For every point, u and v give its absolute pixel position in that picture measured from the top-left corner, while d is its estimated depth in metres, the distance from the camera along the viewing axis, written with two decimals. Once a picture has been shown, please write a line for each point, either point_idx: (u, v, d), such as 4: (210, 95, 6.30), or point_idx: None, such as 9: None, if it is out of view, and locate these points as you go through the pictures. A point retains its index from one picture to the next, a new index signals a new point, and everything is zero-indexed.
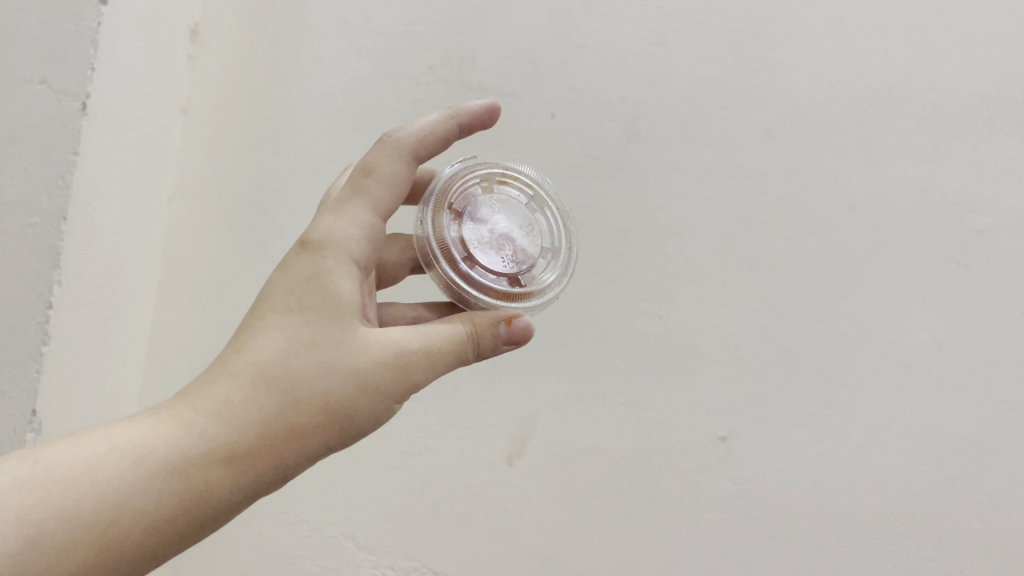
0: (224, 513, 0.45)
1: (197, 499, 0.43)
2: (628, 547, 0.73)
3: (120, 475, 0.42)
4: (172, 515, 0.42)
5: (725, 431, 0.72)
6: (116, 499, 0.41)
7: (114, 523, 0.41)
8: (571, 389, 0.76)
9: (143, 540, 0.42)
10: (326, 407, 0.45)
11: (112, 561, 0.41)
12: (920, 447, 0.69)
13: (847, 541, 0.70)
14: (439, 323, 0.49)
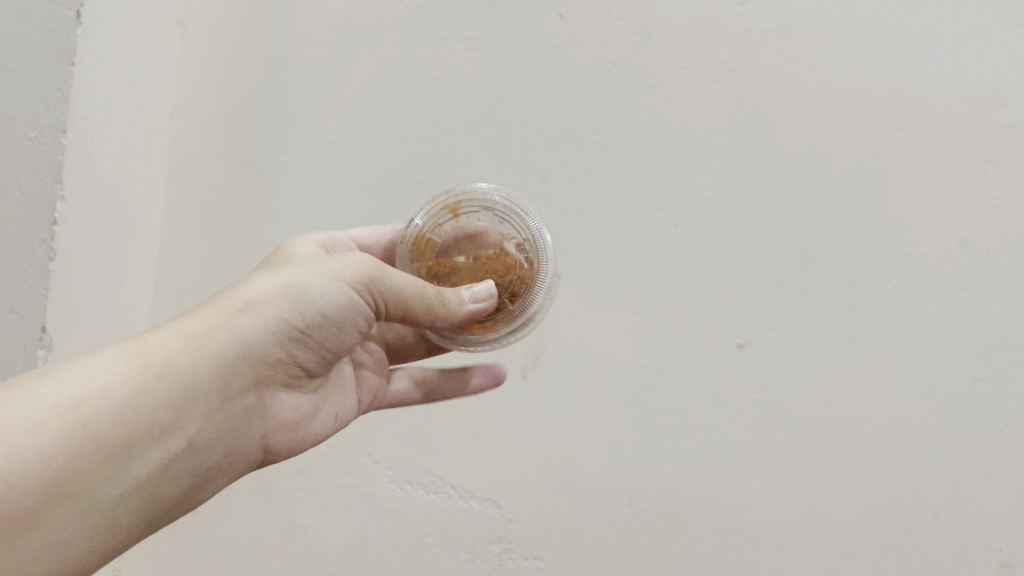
0: (195, 404, 0.45)
1: (171, 384, 0.44)
2: (646, 458, 0.72)
3: (91, 368, 0.43)
4: (147, 400, 0.43)
5: (743, 338, 0.71)
6: (90, 382, 0.42)
7: (90, 408, 0.41)
8: (586, 300, 0.75)
9: (118, 427, 0.42)
10: (284, 300, 0.47)
11: (93, 447, 0.41)
12: (942, 350, 0.67)
13: (870, 446, 0.68)
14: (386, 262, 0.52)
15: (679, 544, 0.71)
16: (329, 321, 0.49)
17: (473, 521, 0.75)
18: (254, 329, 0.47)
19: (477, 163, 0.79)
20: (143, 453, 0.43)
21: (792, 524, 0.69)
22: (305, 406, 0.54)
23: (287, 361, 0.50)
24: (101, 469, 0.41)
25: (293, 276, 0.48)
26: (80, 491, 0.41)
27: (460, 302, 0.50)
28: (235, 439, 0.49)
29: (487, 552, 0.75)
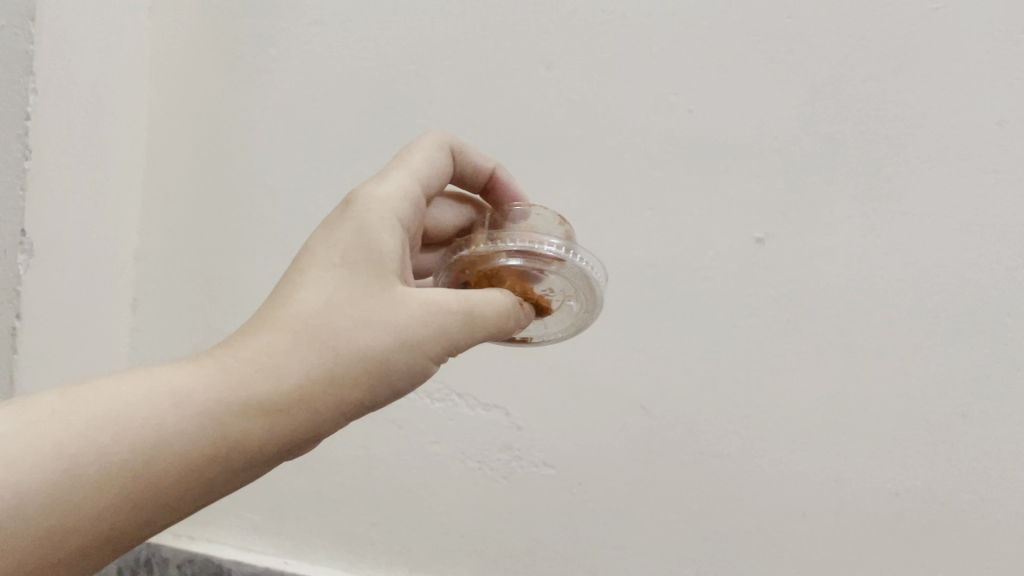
0: (256, 467, 0.36)
1: (238, 448, 0.35)
2: (657, 359, 0.68)
3: (145, 412, 0.33)
4: (204, 467, 0.34)
5: (762, 231, 0.66)
6: (145, 438, 0.33)
7: (141, 471, 0.32)
8: (594, 195, 0.70)
9: (165, 498, 0.33)
10: (368, 366, 0.38)
11: (136, 515, 0.33)
12: (974, 238, 0.62)
13: (893, 339, 0.63)
14: (479, 301, 0.42)
15: (692, 446, 0.67)
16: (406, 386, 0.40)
17: (481, 428, 0.72)
18: (334, 394, 0.37)
19: (472, 49, 0.73)
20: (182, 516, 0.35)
21: (814, 425, 0.65)
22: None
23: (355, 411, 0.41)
24: (138, 532, 0.33)
25: (382, 334, 0.38)
26: (106, 552, 0.33)
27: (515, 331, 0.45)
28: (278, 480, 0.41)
29: (496, 460, 0.71)
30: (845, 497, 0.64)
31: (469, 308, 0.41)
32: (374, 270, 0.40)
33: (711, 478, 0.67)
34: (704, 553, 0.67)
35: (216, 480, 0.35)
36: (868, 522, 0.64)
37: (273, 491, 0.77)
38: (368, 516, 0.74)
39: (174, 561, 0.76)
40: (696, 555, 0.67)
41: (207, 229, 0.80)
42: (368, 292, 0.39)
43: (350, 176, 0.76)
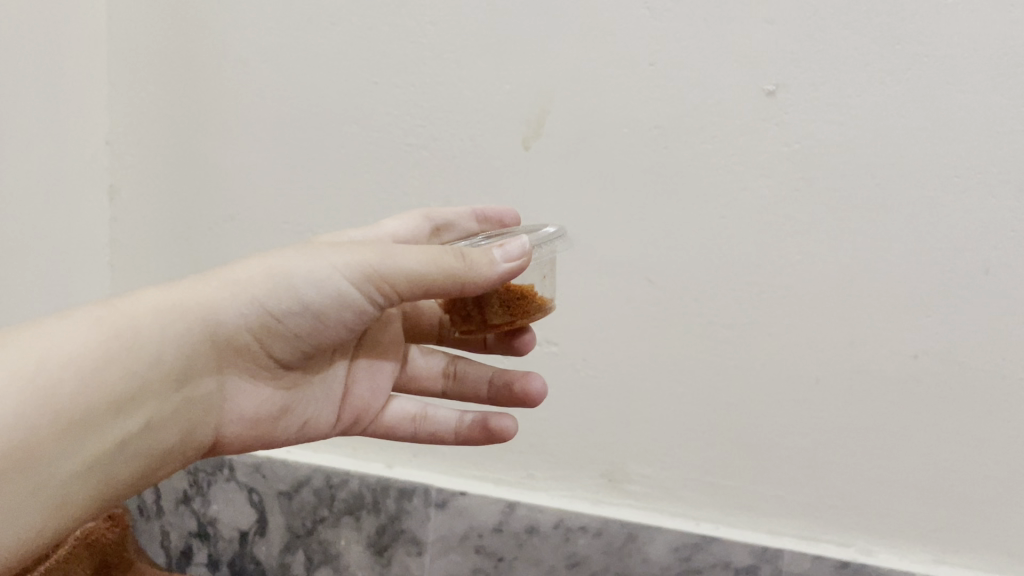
0: (162, 384, 0.40)
1: (140, 355, 0.39)
2: (664, 228, 0.61)
3: (56, 331, 0.37)
4: (110, 374, 0.37)
5: (773, 83, 0.56)
6: (54, 347, 0.36)
7: (53, 373, 0.35)
8: (578, 53, 0.59)
9: (78, 401, 0.36)
10: (272, 287, 0.42)
11: (52, 417, 0.35)
12: (1004, 79, 0.53)
13: (918, 198, 0.56)
14: (417, 248, 0.41)
15: (699, 318, 0.62)
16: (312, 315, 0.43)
17: None
18: (233, 307, 0.42)
19: None
20: (85, 443, 0.37)
21: (834, 292, 0.59)
22: (275, 407, 0.48)
23: (260, 355, 0.45)
24: (57, 440, 0.35)
25: (284, 260, 0.42)
26: (32, 464, 0.34)
27: (489, 260, 0.41)
28: (198, 434, 0.44)
29: None
30: (860, 361, 0.60)
31: (399, 253, 0.41)
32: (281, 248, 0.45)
33: (721, 350, 0.62)
34: (714, 425, 0.64)
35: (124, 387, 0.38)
36: (883, 386, 0.60)
37: None
38: None
39: None
40: (707, 428, 0.64)
41: (179, 110, 0.69)
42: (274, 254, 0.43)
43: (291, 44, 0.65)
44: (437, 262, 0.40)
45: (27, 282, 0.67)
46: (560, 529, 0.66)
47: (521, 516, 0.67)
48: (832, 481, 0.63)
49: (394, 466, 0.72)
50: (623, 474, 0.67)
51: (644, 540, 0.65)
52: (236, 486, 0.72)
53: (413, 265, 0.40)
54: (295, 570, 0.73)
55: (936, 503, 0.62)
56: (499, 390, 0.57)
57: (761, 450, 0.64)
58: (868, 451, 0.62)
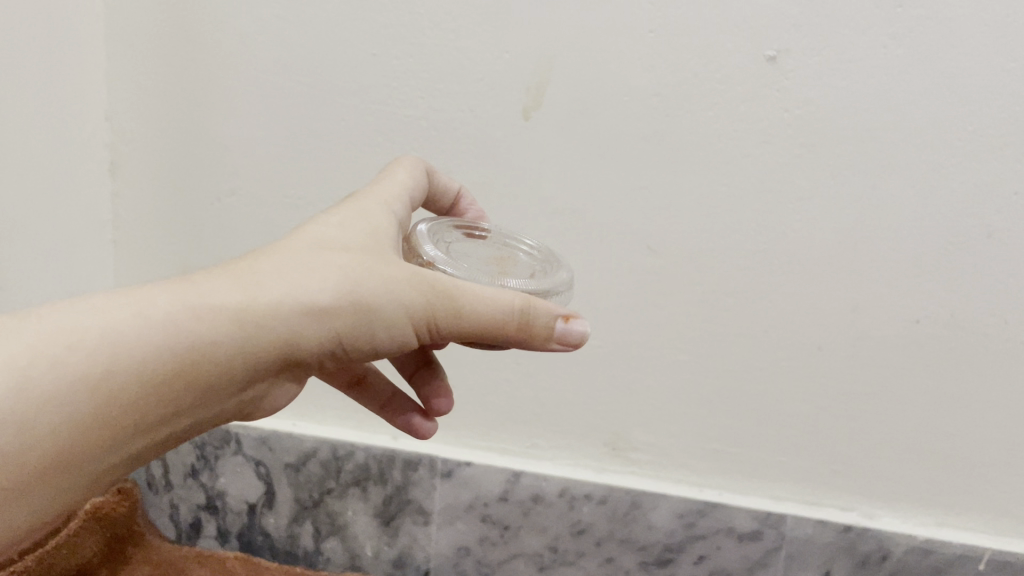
0: (214, 397, 0.36)
1: (209, 374, 0.34)
2: (665, 196, 0.61)
3: (115, 326, 0.32)
4: (171, 393, 0.33)
5: (774, 48, 0.56)
6: (113, 347, 0.31)
7: (114, 387, 0.31)
8: (579, 20, 0.58)
9: (130, 420, 0.32)
10: (357, 309, 0.37)
11: (103, 432, 0.32)
12: (1006, 41, 0.52)
13: (920, 161, 0.56)
14: (491, 295, 0.39)
15: (702, 284, 0.62)
16: (379, 348, 0.39)
17: None
18: (315, 329, 0.36)
19: None
20: (120, 453, 0.33)
21: (836, 257, 0.59)
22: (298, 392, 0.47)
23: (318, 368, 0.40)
24: (95, 453, 0.32)
25: (373, 280, 0.38)
26: (70, 475, 0.31)
27: (548, 335, 0.40)
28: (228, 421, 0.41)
29: None
30: (863, 327, 0.60)
31: (473, 302, 0.39)
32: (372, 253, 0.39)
33: (724, 317, 0.62)
34: (718, 392, 0.64)
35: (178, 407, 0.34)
36: (884, 350, 0.61)
37: None
38: None
39: None
40: (709, 394, 0.65)
41: (179, 85, 0.67)
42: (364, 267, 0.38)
43: (285, 17, 0.63)
44: (506, 319, 0.39)
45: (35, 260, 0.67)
46: (565, 497, 0.67)
47: (527, 485, 0.67)
48: (834, 446, 0.64)
49: (400, 438, 0.71)
50: (627, 441, 0.67)
51: (649, 507, 0.66)
52: (243, 459, 0.73)
53: (483, 311, 0.39)
54: (303, 541, 0.74)
55: (936, 466, 0.63)
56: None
57: (765, 416, 0.64)
58: (870, 415, 0.62)
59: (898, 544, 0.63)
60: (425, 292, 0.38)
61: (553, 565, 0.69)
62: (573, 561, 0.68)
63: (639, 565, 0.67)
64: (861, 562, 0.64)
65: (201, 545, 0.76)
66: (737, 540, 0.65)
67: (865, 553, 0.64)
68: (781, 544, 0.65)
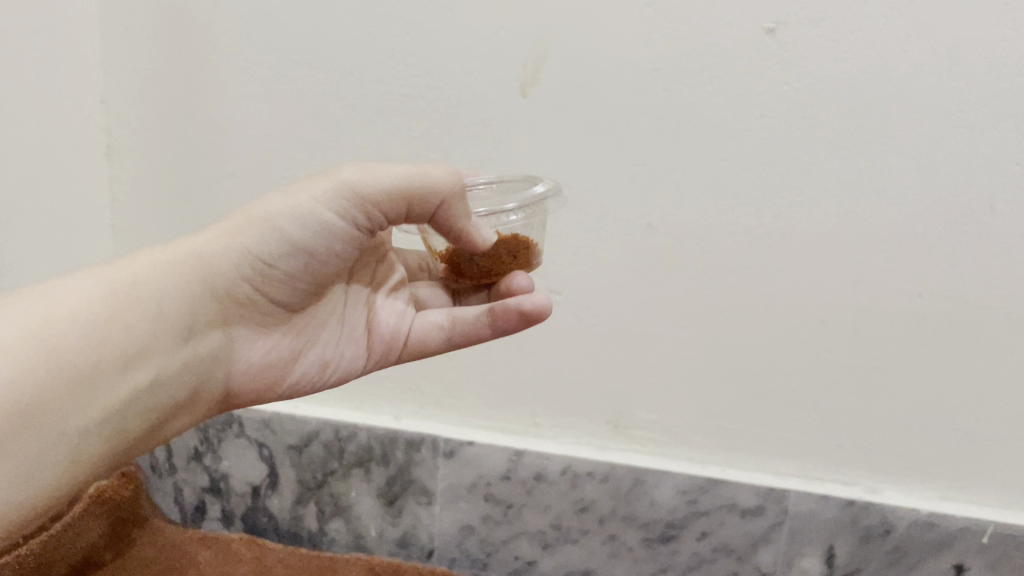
0: (168, 339, 0.42)
1: (139, 313, 0.41)
2: (664, 172, 0.60)
3: (70, 290, 0.40)
4: (103, 342, 0.39)
5: (773, 20, 0.55)
6: (69, 304, 0.39)
7: (53, 335, 0.38)
8: None
9: (100, 350, 0.39)
10: (257, 236, 0.45)
11: (65, 374, 0.38)
12: (1009, 9, 0.52)
13: (922, 135, 0.55)
14: (393, 167, 0.44)
15: (703, 260, 0.61)
16: (297, 247, 0.45)
17: None
18: (229, 258, 0.45)
19: None
20: (117, 383, 0.40)
21: (838, 230, 0.59)
22: (283, 350, 0.49)
23: (265, 305, 0.47)
24: (68, 396, 0.38)
25: (269, 209, 0.45)
26: (43, 425, 0.36)
27: (454, 183, 0.44)
28: (203, 386, 0.45)
29: None
30: (865, 301, 0.60)
31: (376, 175, 0.43)
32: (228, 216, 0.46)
33: (726, 293, 0.62)
34: (720, 368, 0.64)
35: (172, 314, 0.43)
36: (887, 324, 0.60)
37: None
38: None
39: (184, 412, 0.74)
40: (712, 371, 0.64)
41: (175, 67, 0.66)
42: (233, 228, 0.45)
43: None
44: (412, 177, 0.43)
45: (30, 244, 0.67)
46: (567, 475, 0.67)
47: (530, 464, 0.67)
48: (837, 421, 0.64)
49: (402, 419, 0.72)
50: (629, 420, 0.67)
51: (651, 484, 0.66)
52: (246, 441, 0.73)
53: (390, 176, 0.43)
54: (307, 522, 0.74)
55: (939, 439, 0.63)
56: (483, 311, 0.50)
57: (767, 392, 0.64)
58: (872, 389, 0.62)
59: (901, 517, 0.63)
60: (329, 187, 0.44)
61: (555, 543, 0.69)
62: (576, 539, 0.68)
63: (642, 542, 0.67)
64: (864, 535, 0.64)
65: (206, 526, 0.77)
66: (740, 516, 0.65)
67: (867, 527, 0.63)
68: (784, 519, 0.64)
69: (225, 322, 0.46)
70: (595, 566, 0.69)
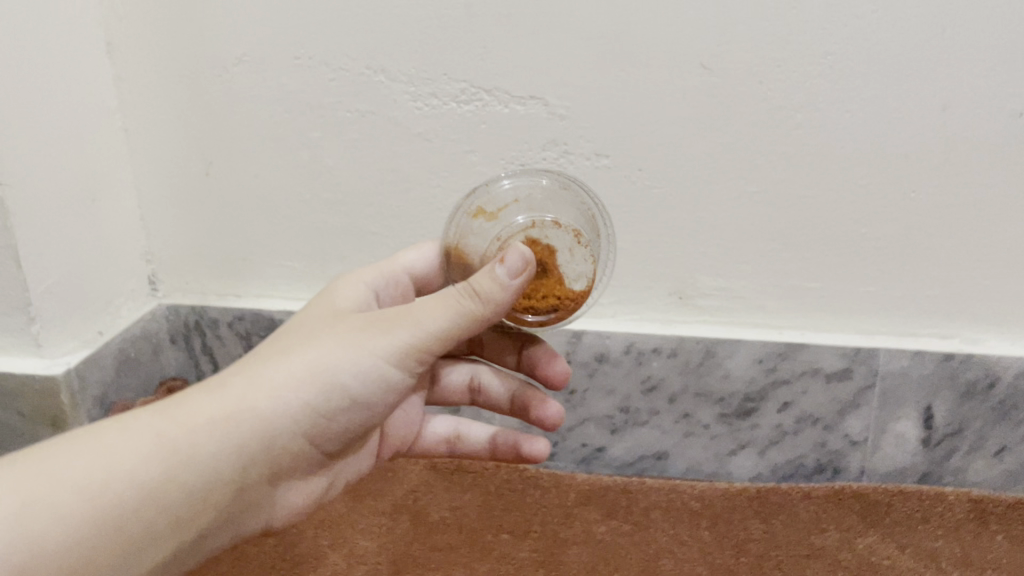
0: (218, 498, 0.37)
1: (196, 474, 0.36)
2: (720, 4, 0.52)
3: (122, 442, 0.35)
4: (159, 504, 0.35)
5: None
6: (120, 464, 0.34)
7: (109, 500, 0.33)
8: None
9: (151, 513, 0.35)
10: (321, 386, 0.39)
11: (115, 539, 0.34)
12: None
13: None
14: (443, 301, 0.39)
15: (769, 99, 0.54)
16: (358, 400, 0.40)
17: (516, 125, 0.59)
18: (294, 411, 0.38)
19: None
20: (160, 548, 0.35)
21: (923, 48, 0.51)
22: (317, 487, 0.45)
23: (315, 449, 0.42)
24: (115, 563, 0.34)
25: (333, 358, 0.39)
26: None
27: (500, 291, 0.38)
28: (246, 530, 0.41)
29: (542, 161, 0.59)
30: (957, 129, 0.53)
31: (427, 315, 0.39)
32: (299, 343, 0.40)
33: (795, 135, 0.55)
34: (793, 221, 0.57)
35: (230, 476, 0.37)
36: (982, 151, 0.53)
37: (311, 236, 0.66)
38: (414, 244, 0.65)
39: (224, 321, 0.70)
40: (785, 227, 0.58)
41: None
42: (309, 365, 0.39)
43: None
44: (462, 313, 0.39)
45: (52, 167, 0.59)
46: (631, 354, 0.62)
47: (590, 345, 0.62)
48: (929, 268, 0.57)
49: None
50: (694, 289, 0.61)
51: (724, 356, 0.61)
52: None
53: (438, 315, 0.39)
54: None
55: None
56: (521, 409, 0.51)
57: (848, 243, 0.57)
58: (969, 228, 0.55)
59: (1007, 368, 0.57)
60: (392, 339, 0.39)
61: (625, 427, 0.65)
62: (647, 420, 0.64)
63: (718, 419, 0.63)
64: (965, 391, 0.58)
65: None
66: (826, 381, 0.60)
67: (969, 382, 0.58)
68: (875, 381, 0.59)
69: (283, 468, 0.41)
70: (669, 448, 0.65)
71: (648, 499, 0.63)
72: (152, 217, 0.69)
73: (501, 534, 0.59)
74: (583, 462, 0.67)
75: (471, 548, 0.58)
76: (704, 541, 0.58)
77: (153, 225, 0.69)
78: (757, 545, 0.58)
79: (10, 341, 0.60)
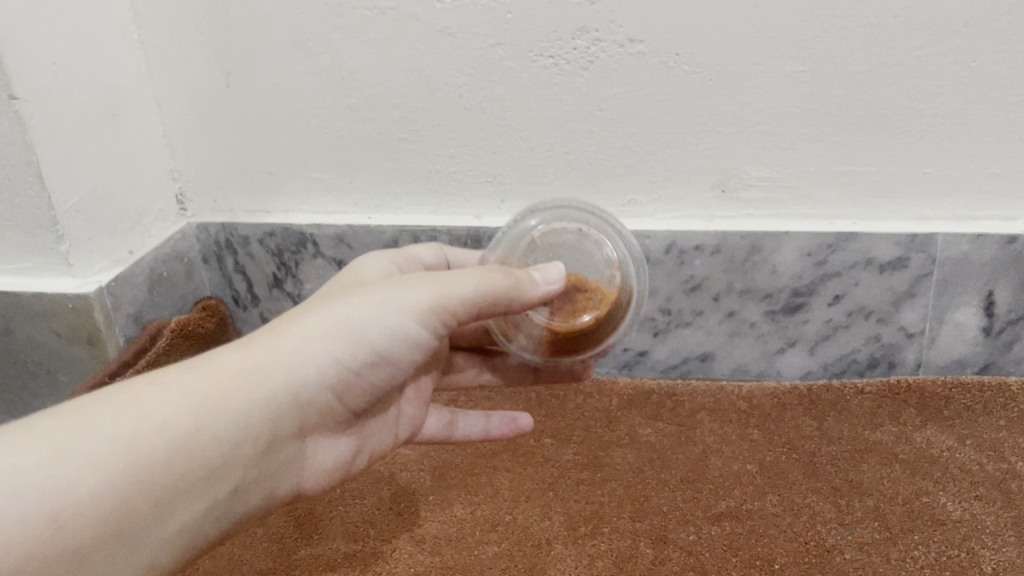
0: (250, 449, 0.36)
1: (226, 423, 0.35)
2: None
3: (154, 393, 0.34)
4: (192, 452, 0.34)
5: None
6: (154, 413, 0.33)
7: (144, 450, 0.32)
8: None
9: (185, 463, 0.33)
10: (348, 339, 0.39)
11: (151, 492, 0.32)
12: None
13: None
14: (468, 275, 0.41)
15: None
16: (383, 354, 0.40)
17: (545, 12, 0.55)
18: (319, 363, 0.38)
19: None
20: (193, 500, 0.34)
21: None
22: (347, 450, 0.43)
23: (342, 405, 0.41)
24: (150, 514, 0.33)
25: (357, 312, 0.39)
26: (126, 541, 0.32)
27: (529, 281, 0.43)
28: (275, 492, 0.39)
29: (573, 50, 0.56)
30: None
31: (455, 282, 0.40)
32: (322, 303, 0.40)
33: (846, 6, 0.51)
34: (843, 100, 0.54)
35: (259, 431, 0.36)
36: None
37: (338, 145, 0.64)
38: (443, 148, 0.63)
39: (255, 238, 0.69)
40: (834, 107, 0.54)
41: None
42: (334, 321, 0.39)
43: None
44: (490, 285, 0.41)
45: (69, 83, 0.57)
46: (672, 252, 0.60)
47: None
48: (990, 145, 0.54)
49: (484, 216, 0.64)
50: (738, 181, 0.58)
51: (770, 250, 0.58)
52: (325, 261, 0.68)
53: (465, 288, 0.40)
54: None
55: None
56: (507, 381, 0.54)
57: (903, 121, 0.54)
58: None
59: None
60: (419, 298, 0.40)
61: (667, 329, 0.63)
62: (690, 321, 0.62)
63: (765, 316, 0.60)
64: None
65: None
66: (879, 272, 0.57)
67: None
68: (932, 268, 0.56)
69: (307, 429, 0.40)
70: (714, 349, 0.62)
71: (694, 401, 0.61)
72: (176, 133, 0.67)
73: (544, 438, 0.58)
74: (625, 366, 0.65)
75: (514, 454, 0.57)
76: (756, 440, 0.56)
77: (177, 142, 0.68)
78: (810, 442, 0.56)
79: (40, 260, 0.59)
